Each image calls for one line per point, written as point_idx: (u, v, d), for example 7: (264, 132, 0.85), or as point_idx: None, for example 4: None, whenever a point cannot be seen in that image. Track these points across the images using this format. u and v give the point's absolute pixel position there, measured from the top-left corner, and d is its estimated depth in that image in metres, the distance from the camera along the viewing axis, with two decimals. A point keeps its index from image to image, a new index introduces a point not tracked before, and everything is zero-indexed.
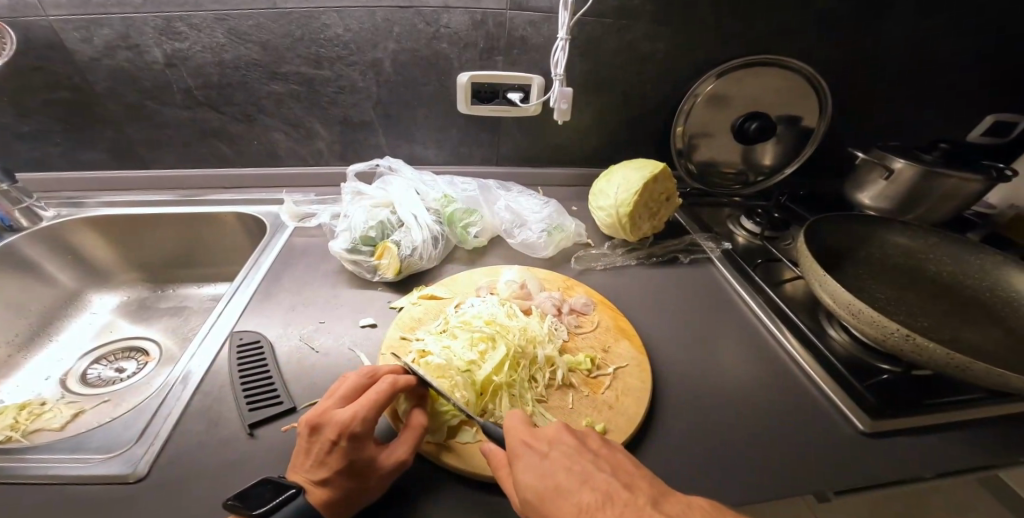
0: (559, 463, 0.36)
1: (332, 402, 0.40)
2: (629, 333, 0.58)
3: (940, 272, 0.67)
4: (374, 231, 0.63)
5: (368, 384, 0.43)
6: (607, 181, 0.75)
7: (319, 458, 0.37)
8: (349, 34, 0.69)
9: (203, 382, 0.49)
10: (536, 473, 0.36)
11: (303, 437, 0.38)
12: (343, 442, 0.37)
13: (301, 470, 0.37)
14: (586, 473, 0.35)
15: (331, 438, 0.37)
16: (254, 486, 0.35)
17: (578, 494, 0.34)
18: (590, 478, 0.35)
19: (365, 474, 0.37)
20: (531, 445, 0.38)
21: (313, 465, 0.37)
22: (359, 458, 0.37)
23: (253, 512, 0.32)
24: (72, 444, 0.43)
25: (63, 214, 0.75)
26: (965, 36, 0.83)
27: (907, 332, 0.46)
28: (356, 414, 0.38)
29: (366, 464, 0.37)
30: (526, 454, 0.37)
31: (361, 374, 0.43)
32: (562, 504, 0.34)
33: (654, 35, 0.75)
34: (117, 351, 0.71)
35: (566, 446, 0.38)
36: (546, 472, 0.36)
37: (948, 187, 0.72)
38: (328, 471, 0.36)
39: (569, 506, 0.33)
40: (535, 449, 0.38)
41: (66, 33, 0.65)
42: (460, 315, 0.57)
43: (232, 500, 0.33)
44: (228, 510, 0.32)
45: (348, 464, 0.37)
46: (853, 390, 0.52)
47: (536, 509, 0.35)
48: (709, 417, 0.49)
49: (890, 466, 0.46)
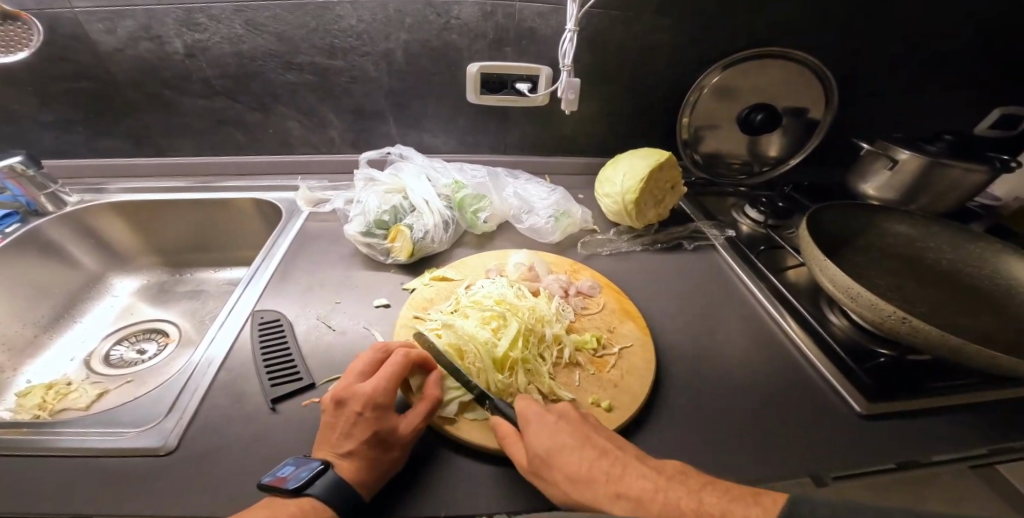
0: (564, 426, 0.41)
1: (352, 379, 0.43)
2: (634, 316, 0.59)
3: (939, 260, 0.68)
4: (387, 214, 0.65)
5: (383, 359, 0.45)
6: (613, 169, 0.76)
7: (345, 431, 0.39)
8: (362, 25, 0.70)
9: (225, 359, 0.51)
10: (544, 432, 0.40)
11: (328, 413, 0.41)
12: (367, 414, 0.40)
13: (328, 444, 0.39)
14: (588, 434, 0.40)
15: (355, 410, 0.40)
16: (284, 466, 0.37)
17: (581, 451, 0.39)
18: (589, 438, 0.40)
19: (389, 444, 0.39)
20: (540, 409, 0.43)
21: (339, 439, 0.39)
22: (383, 428, 0.39)
23: (287, 489, 0.34)
24: (104, 418, 0.45)
25: (85, 199, 0.78)
26: (973, 27, 0.83)
27: (903, 315, 0.48)
28: (377, 387, 0.41)
29: (389, 434, 0.39)
30: (536, 418, 0.42)
31: (375, 350, 0.45)
32: (565, 456, 0.38)
33: (660, 27, 0.76)
34: (139, 333, 0.74)
35: (568, 414, 0.43)
36: (552, 431, 0.40)
37: (951, 177, 0.73)
38: (355, 442, 0.38)
39: (572, 459, 0.38)
40: (544, 416, 0.42)
41: (90, 24, 0.67)
42: (471, 296, 0.59)
43: (267, 482, 0.35)
44: (264, 490, 0.35)
45: (373, 435, 0.39)
46: (851, 374, 0.54)
47: (541, 463, 0.38)
48: (711, 398, 0.51)
49: (887, 447, 0.47)
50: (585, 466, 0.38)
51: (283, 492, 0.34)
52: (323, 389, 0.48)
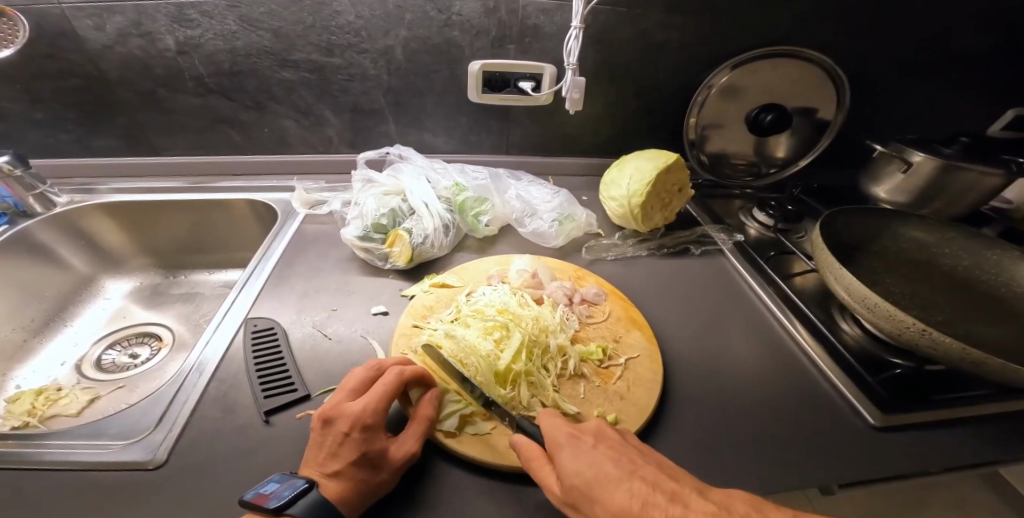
0: (604, 452, 0.37)
1: (342, 397, 0.41)
2: (641, 324, 0.57)
3: (955, 267, 0.66)
4: (385, 218, 0.63)
5: (375, 377, 0.43)
6: (618, 171, 0.74)
7: (332, 450, 0.37)
8: (360, 21, 0.68)
9: (217, 369, 0.49)
10: (580, 460, 0.36)
11: (316, 431, 0.39)
12: (355, 434, 0.38)
13: (315, 463, 0.37)
14: (633, 463, 0.36)
15: (344, 430, 0.38)
16: (265, 483, 0.35)
17: (625, 481, 0.34)
18: (636, 468, 0.36)
19: (378, 466, 0.37)
20: (575, 433, 0.39)
21: (326, 458, 0.37)
22: (371, 449, 0.37)
23: (269, 507, 0.32)
24: (90, 430, 0.43)
25: (76, 200, 0.76)
26: (990, 25, 0.80)
27: (923, 326, 0.46)
28: (368, 407, 0.39)
29: (378, 455, 0.37)
30: (572, 442, 0.38)
31: (368, 367, 0.44)
32: (613, 492, 0.34)
33: (668, 24, 0.74)
34: (131, 337, 0.72)
35: (611, 440, 0.39)
36: (592, 459, 0.36)
37: (966, 180, 0.71)
38: (341, 463, 0.37)
39: (617, 492, 0.34)
40: (578, 440, 0.38)
41: (78, 20, 0.65)
42: (472, 304, 0.57)
43: (247, 498, 0.33)
44: (245, 507, 0.33)
45: (361, 457, 0.37)
46: (865, 384, 0.52)
47: (580, 496, 0.35)
48: (721, 409, 0.49)
49: (903, 461, 0.45)
50: (638, 503, 0.33)
51: (263, 510, 0.32)
52: (318, 401, 0.47)
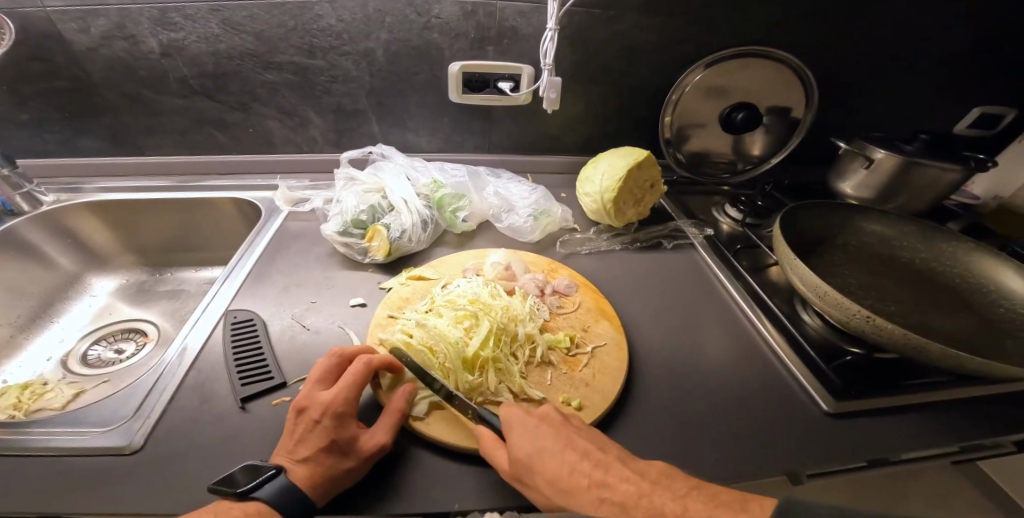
0: (547, 430, 0.41)
1: (313, 387, 0.43)
2: (610, 315, 0.60)
3: (913, 259, 0.69)
4: (365, 214, 0.65)
5: (345, 366, 0.45)
6: (593, 168, 0.76)
7: (303, 438, 0.39)
8: (341, 24, 0.70)
9: (197, 359, 0.51)
10: (525, 437, 0.40)
11: (289, 420, 0.41)
12: (325, 422, 0.40)
13: (286, 451, 0.39)
14: (570, 437, 0.40)
15: (315, 419, 0.40)
16: (240, 468, 0.37)
17: (563, 454, 0.39)
18: (571, 442, 0.40)
19: (346, 452, 0.39)
20: (523, 415, 0.43)
21: (296, 445, 0.39)
22: (340, 436, 0.39)
23: (236, 491, 0.35)
24: (70, 418, 0.45)
25: (62, 199, 0.77)
26: (952, 27, 0.83)
27: (868, 314, 0.48)
28: (337, 396, 0.41)
29: (346, 442, 0.39)
30: (520, 422, 0.42)
31: (337, 357, 0.45)
32: (550, 462, 0.38)
33: (641, 27, 0.76)
34: (116, 333, 0.74)
35: (554, 419, 0.43)
36: (538, 437, 0.40)
37: (926, 177, 0.74)
38: (312, 449, 0.38)
39: (552, 463, 0.38)
40: (526, 420, 0.42)
41: (65, 23, 0.66)
42: (446, 295, 0.59)
43: (218, 484, 0.35)
44: (216, 493, 0.35)
45: (331, 443, 0.39)
46: (821, 372, 0.54)
47: (522, 469, 0.39)
48: (681, 396, 0.51)
49: (853, 443, 0.48)
50: (567, 471, 0.38)
51: (232, 494, 0.35)
52: (294, 388, 0.48)
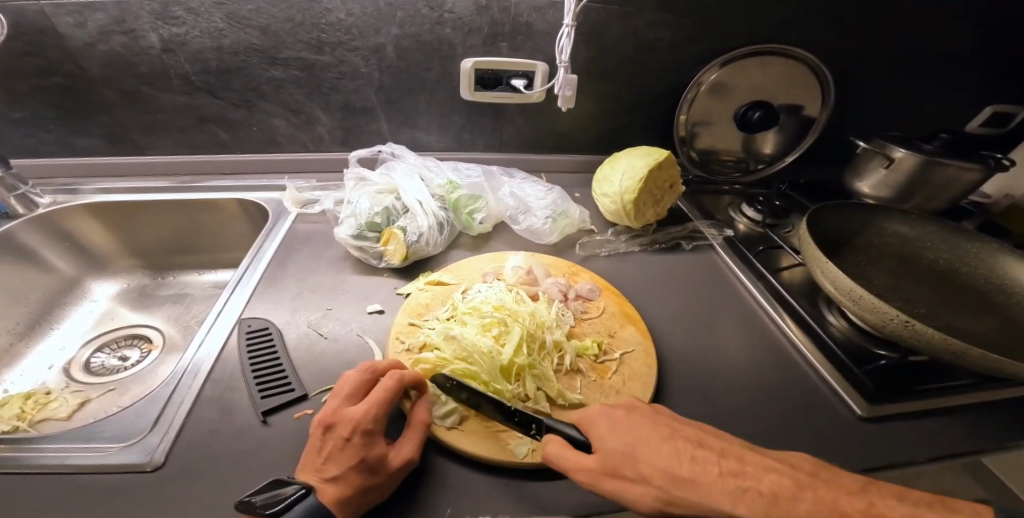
0: (633, 426, 0.39)
1: (339, 402, 0.41)
2: (635, 319, 0.58)
3: (935, 260, 0.68)
4: (379, 217, 0.63)
5: (371, 380, 0.43)
6: (611, 168, 0.75)
7: (330, 456, 0.37)
8: (351, 19, 0.68)
9: (213, 370, 0.49)
10: (614, 437, 0.38)
11: (314, 436, 0.38)
12: (354, 439, 0.37)
13: (313, 468, 0.37)
14: (662, 431, 0.38)
15: (342, 436, 0.38)
16: (265, 487, 0.34)
17: (655, 449, 0.37)
18: (665, 436, 0.38)
19: (375, 471, 0.37)
20: (607, 409, 0.41)
21: (324, 463, 0.37)
22: (370, 454, 0.37)
23: (265, 511, 0.32)
24: (84, 433, 0.43)
25: (58, 200, 0.74)
26: (970, 24, 0.82)
27: (906, 318, 0.47)
28: (366, 411, 0.39)
29: (376, 460, 0.37)
30: (606, 419, 0.40)
31: (364, 371, 0.43)
32: (648, 457, 0.36)
33: (658, 23, 0.74)
34: (120, 339, 0.71)
35: (638, 411, 0.41)
36: (624, 433, 0.39)
37: (946, 176, 0.73)
38: (341, 468, 0.36)
39: (648, 462, 0.36)
40: (614, 414, 0.41)
41: (58, 18, 0.63)
42: (468, 301, 0.57)
43: (244, 502, 0.32)
44: (242, 510, 0.32)
45: (361, 462, 0.36)
46: (853, 376, 0.53)
47: (621, 466, 0.37)
48: (715, 401, 0.50)
49: (890, 449, 0.47)
50: (675, 471, 0.35)
51: (260, 514, 0.32)
52: (316, 400, 0.47)
